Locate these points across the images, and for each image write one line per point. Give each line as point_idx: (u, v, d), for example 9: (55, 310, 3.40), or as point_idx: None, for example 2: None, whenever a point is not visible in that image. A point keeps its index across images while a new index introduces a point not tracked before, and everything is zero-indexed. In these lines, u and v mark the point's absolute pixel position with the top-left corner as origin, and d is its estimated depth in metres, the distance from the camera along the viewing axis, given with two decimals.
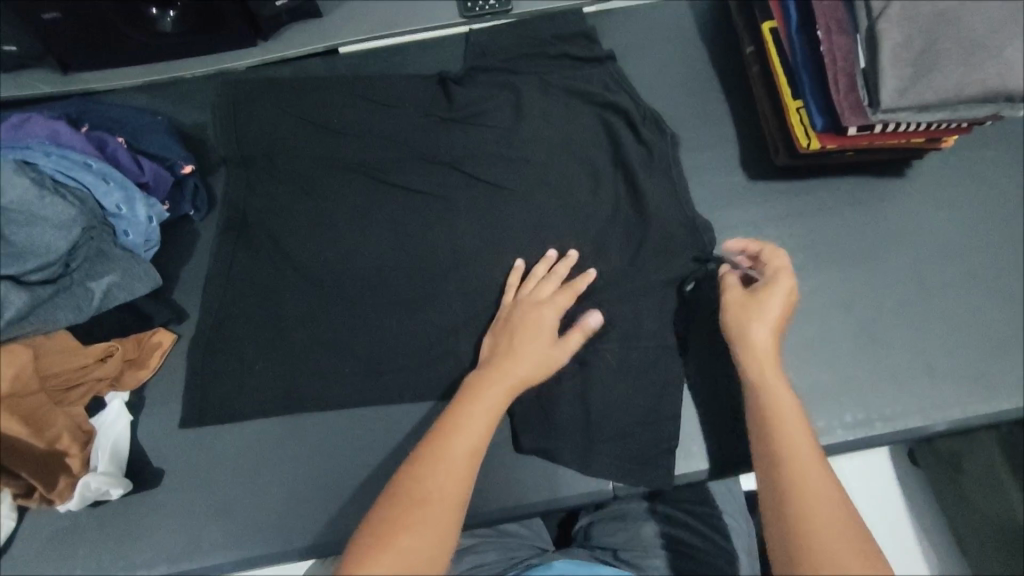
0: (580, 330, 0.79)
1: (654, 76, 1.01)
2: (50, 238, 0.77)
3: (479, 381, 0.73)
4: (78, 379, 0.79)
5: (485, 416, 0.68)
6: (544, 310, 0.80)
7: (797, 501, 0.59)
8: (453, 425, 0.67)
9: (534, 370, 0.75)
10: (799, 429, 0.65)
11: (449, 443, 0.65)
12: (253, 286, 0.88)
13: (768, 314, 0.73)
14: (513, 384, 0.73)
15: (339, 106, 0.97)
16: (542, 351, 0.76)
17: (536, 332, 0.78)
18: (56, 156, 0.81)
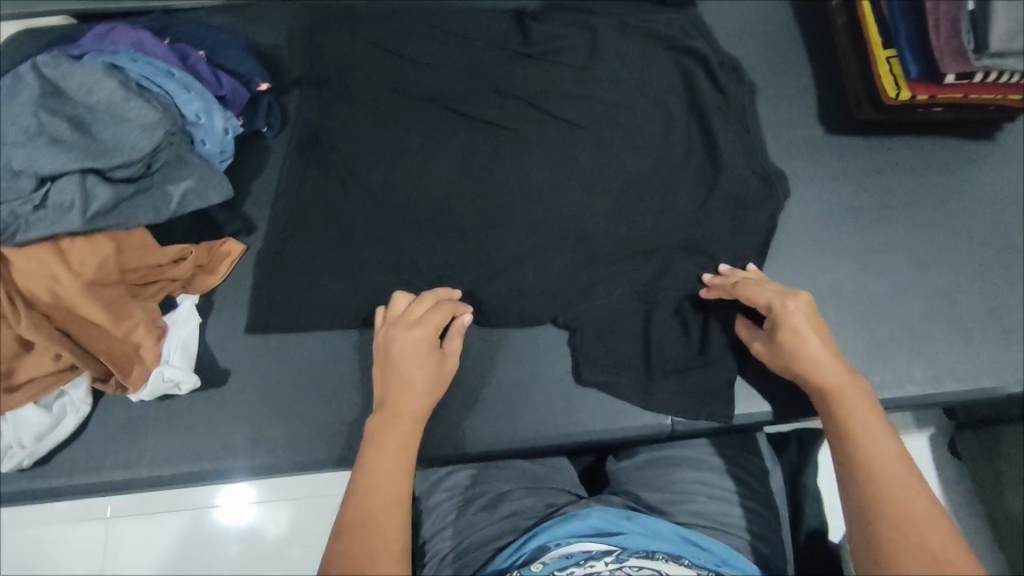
0: (458, 336, 0.77)
1: (737, 25, 0.98)
2: (135, 138, 0.79)
3: (377, 435, 0.67)
4: (155, 277, 0.82)
5: (396, 469, 0.65)
6: (418, 332, 0.73)
7: (874, 491, 0.59)
8: (365, 491, 0.63)
9: (416, 404, 0.70)
10: (866, 415, 0.65)
11: (373, 510, 0.61)
12: (322, 203, 0.88)
13: (808, 337, 0.70)
14: (412, 428, 0.69)
15: (412, 33, 0.95)
16: (432, 375, 0.72)
17: (424, 357, 0.72)
18: (141, 63, 0.86)
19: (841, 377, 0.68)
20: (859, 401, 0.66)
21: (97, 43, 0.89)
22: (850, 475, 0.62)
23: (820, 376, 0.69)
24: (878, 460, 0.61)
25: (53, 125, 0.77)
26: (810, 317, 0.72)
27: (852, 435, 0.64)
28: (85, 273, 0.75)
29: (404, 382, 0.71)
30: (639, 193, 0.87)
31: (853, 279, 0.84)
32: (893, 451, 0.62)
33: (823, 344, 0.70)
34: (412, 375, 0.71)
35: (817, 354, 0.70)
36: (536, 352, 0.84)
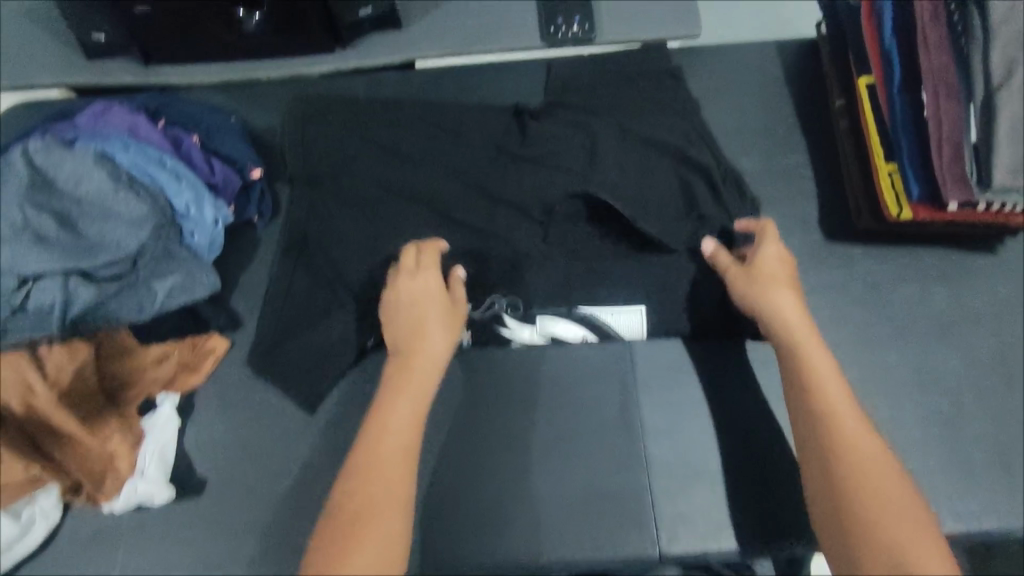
0: (458, 283, 0.83)
1: (737, 124, 0.98)
2: (122, 236, 0.79)
3: (398, 377, 0.75)
4: (133, 380, 0.80)
5: (402, 420, 0.72)
6: (418, 278, 0.81)
7: (832, 425, 0.67)
8: (375, 437, 0.71)
9: (426, 351, 0.77)
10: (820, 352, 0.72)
11: (382, 446, 0.70)
12: (311, 311, 0.86)
13: (780, 280, 0.77)
14: (427, 373, 0.76)
15: (407, 131, 0.96)
16: (438, 321, 0.79)
17: (428, 300, 0.79)
18: (134, 151, 0.84)
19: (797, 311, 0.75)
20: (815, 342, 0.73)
21: (93, 123, 0.86)
22: (808, 405, 0.69)
23: (784, 323, 0.74)
24: (830, 399, 0.69)
25: (38, 222, 0.76)
26: (784, 264, 0.79)
27: (815, 377, 0.70)
28: (62, 383, 0.75)
29: (419, 323, 0.78)
30: (631, 300, 0.87)
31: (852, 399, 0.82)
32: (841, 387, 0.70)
33: (789, 287, 0.77)
34: (427, 322, 0.78)
35: (781, 297, 0.76)
36: (523, 467, 0.83)
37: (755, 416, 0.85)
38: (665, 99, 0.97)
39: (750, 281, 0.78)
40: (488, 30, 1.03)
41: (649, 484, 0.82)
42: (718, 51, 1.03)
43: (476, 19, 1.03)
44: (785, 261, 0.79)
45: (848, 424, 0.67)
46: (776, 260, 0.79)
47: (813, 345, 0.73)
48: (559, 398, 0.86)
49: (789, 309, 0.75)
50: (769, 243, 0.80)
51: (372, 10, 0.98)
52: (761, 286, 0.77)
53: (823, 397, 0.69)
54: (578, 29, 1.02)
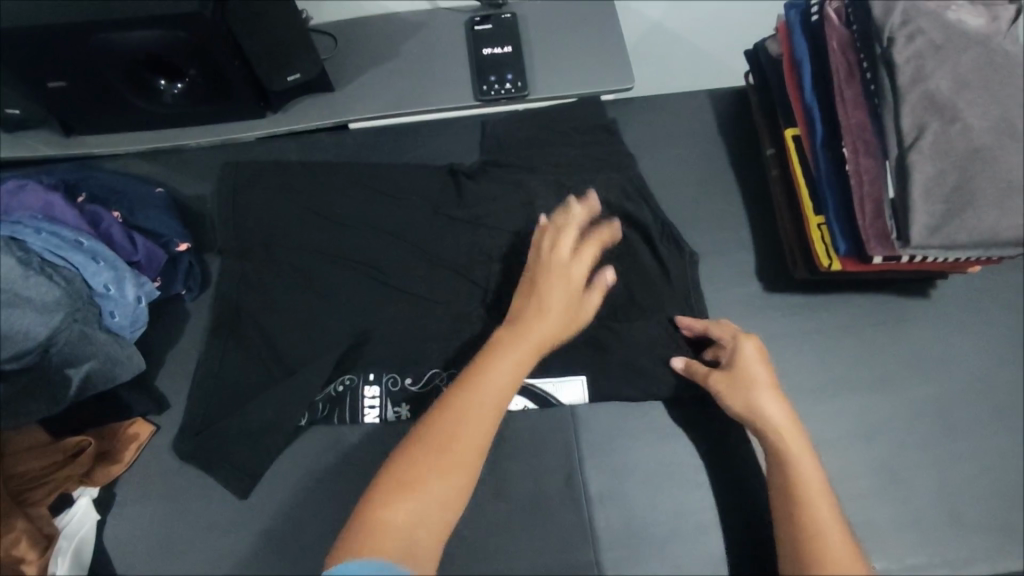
0: (599, 293, 0.77)
1: (670, 177, 0.99)
2: (30, 323, 0.75)
3: (515, 329, 0.70)
4: (45, 477, 0.76)
5: (506, 369, 0.66)
6: (566, 262, 0.75)
7: (814, 547, 0.65)
8: (475, 377, 0.65)
9: (551, 325, 0.71)
10: (805, 456, 0.71)
11: (480, 387, 0.64)
12: (239, 389, 0.83)
13: (764, 382, 0.75)
14: (544, 338, 0.70)
15: (341, 196, 0.94)
16: (563, 299, 0.73)
17: (560, 274, 0.74)
18: (46, 234, 0.79)
19: (782, 410, 0.74)
20: (800, 445, 0.72)
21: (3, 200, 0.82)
22: (792, 528, 0.67)
23: (768, 425, 0.73)
24: (801, 477, 0.70)
25: None
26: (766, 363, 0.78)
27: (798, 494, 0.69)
28: None
29: (543, 291, 0.73)
30: (577, 368, 0.85)
31: None
32: (825, 498, 0.68)
33: (773, 390, 0.75)
34: (552, 289, 0.73)
35: (766, 402, 0.74)
36: (467, 542, 0.80)
37: (703, 476, 0.83)
38: (600, 155, 0.97)
39: (731, 382, 0.77)
40: (420, 87, 1.02)
41: (595, 557, 0.79)
42: (650, 103, 1.05)
43: (408, 80, 1.03)
44: (765, 360, 0.78)
45: (817, 505, 0.68)
46: (756, 365, 0.77)
47: (797, 444, 0.72)
48: (499, 467, 0.83)
49: (774, 416, 0.74)
50: (748, 342, 0.78)
51: (301, 76, 0.94)
52: (744, 389, 0.76)
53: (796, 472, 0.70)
54: (510, 85, 1.01)
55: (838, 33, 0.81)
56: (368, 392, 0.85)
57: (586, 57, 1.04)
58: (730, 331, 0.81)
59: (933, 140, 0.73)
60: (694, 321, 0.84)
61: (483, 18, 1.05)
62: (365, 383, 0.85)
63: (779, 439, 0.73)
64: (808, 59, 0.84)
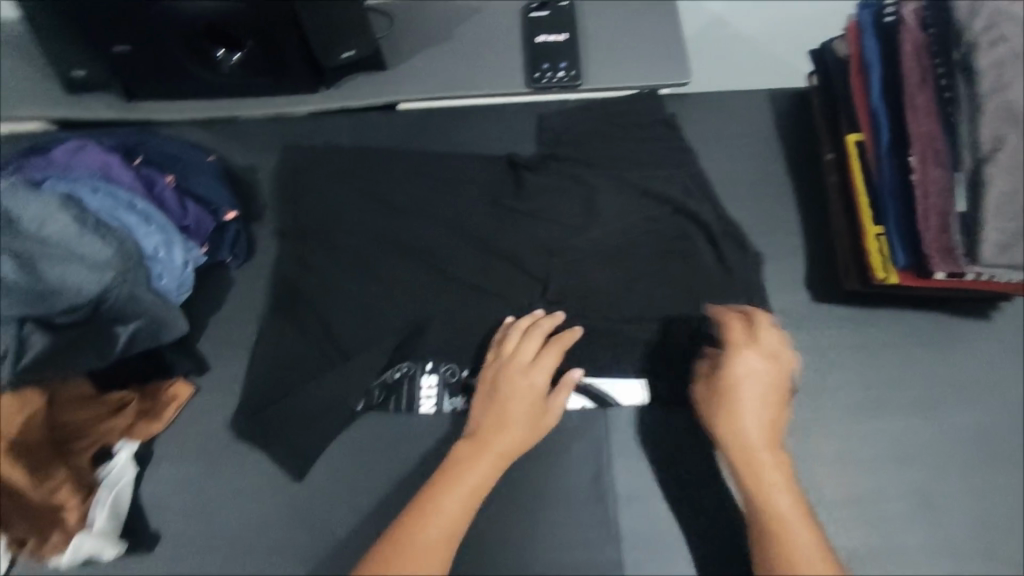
0: (565, 394, 0.79)
1: (723, 177, 0.96)
2: (82, 279, 0.78)
3: (467, 456, 0.74)
4: (89, 429, 0.79)
5: (456, 501, 0.71)
6: (524, 372, 0.79)
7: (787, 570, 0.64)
8: (426, 510, 0.70)
9: (507, 441, 0.75)
10: (778, 476, 0.70)
11: (431, 520, 0.69)
12: (284, 360, 0.85)
13: (744, 394, 0.73)
14: (495, 461, 0.74)
15: (398, 181, 0.95)
16: (522, 420, 0.77)
17: (519, 391, 0.78)
18: (103, 194, 0.84)
19: (750, 425, 0.72)
20: (768, 461, 0.70)
21: (66, 159, 0.87)
22: (761, 551, 0.67)
23: (737, 440, 0.72)
24: (772, 501, 0.69)
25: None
26: (757, 378, 0.74)
27: (767, 514, 0.68)
28: (8, 431, 0.72)
29: (501, 412, 0.77)
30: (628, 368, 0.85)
31: (829, 471, 0.80)
32: (801, 520, 0.68)
33: (751, 400, 0.72)
34: (509, 411, 0.77)
35: (742, 416, 0.72)
36: (491, 527, 0.80)
37: None
38: (652, 152, 0.96)
39: (711, 393, 0.76)
40: (472, 71, 1.01)
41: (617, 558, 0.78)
42: (706, 100, 1.02)
43: (461, 63, 1.02)
44: (752, 364, 0.74)
45: (791, 528, 0.66)
46: (744, 381, 0.74)
47: (765, 461, 0.70)
48: (530, 457, 0.83)
49: (746, 430, 0.72)
50: (744, 354, 0.75)
51: (355, 53, 0.95)
52: (720, 401, 0.74)
53: (768, 500, 0.69)
54: (563, 74, 0.99)
55: (914, 35, 0.77)
56: (424, 382, 0.84)
57: (643, 49, 1.02)
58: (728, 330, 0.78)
59: (1011, 153, 0.69)
60: (716, 312, 0.82)
61: (541, 5, 1.04)
62: (422, 372, 0.84)
63: (746, 457, 0.71)
64: (878, 63, 0.80)
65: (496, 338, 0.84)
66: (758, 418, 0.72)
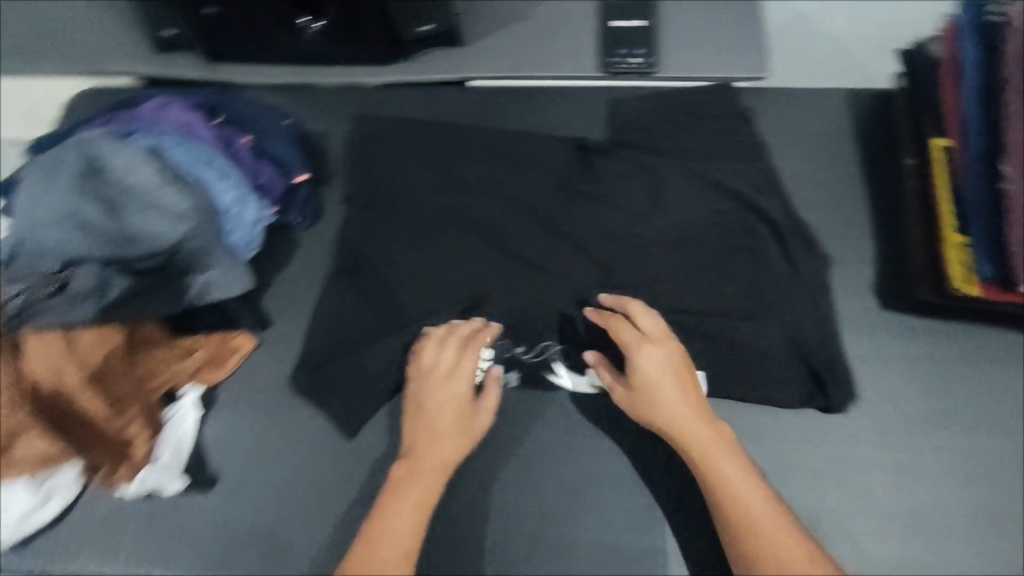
0: (492, 395, 0.81)
1: (795, 175, 0.94)
2: (161, 228, 0.80)
3: (405, 479, 0.76)
4: (161, 369, 0.84)
5: (405, 522, 0.73)
6: (446, 380, 0.80)
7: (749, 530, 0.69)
8: (376, 539, 0.72)
9: (439, 455, 0.77)
10: (718, 451, 0.73)
11: (383, 548, 0.71)
12: (345, 321, 0.87)
13: (661, 386, 0.76)
14: (435, 475, 0.76)
15: (466, 156, 0.95)
16: (452, 430, 0.78)
17: (446, 400, 0.79)
18: (184, 148, 0.86)
19: (679, 409, 0.75)
20: (705, 437, 0.74)
21: (152, 115, 0.90)
22: (724, 525, 0.71)
23: (673, 427, 0.75)
24: (720, 473, 0.72)
25: (85, 208, 0.79)
26: (664, 368, 0.76)
27: (716, 486, 0.72)
28: (90, 364, 0.77)
29: (431, 427, 0.78)
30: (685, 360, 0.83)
31: (880, 480, 0.79)
32: (750, 480, 0.72)
33: (670, 389, 0.76)
34: (438, 424, 0.78)
35: (669, 406, 0.75)
36: (535, 500, 0.82)
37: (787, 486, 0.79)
38: (724, 145, 0.94)
39: (633, 395, 0.77)
40: (546, 52, 1.01)
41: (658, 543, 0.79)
42: (784, 94, 0.99)
43: (535, 43, 1.02)
44: (658, 353, 0.77)
45: (741, 492, 0.71)
46: (655, 376, 0.76)
47: (700, 438, 0.74)
48: (577, 438, 0.84)
49: (676, 417, 0.75)
50: (644, 350, 0.77)
51: (435, 27, 0.96)
52: (645, 401, 0.76)
53: (719, 486, 0.72)
54: (640, 60, 0.99)
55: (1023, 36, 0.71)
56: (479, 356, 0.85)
57: (721, 40, 1.00)
58: (624, 329, 0.79)
59: None
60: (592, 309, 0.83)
61: None
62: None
63: (684, 440, 0.74)
64: (976, 67, 0.77)
65: (415, 349, 0.83)
66: (677, 400, 0.75)
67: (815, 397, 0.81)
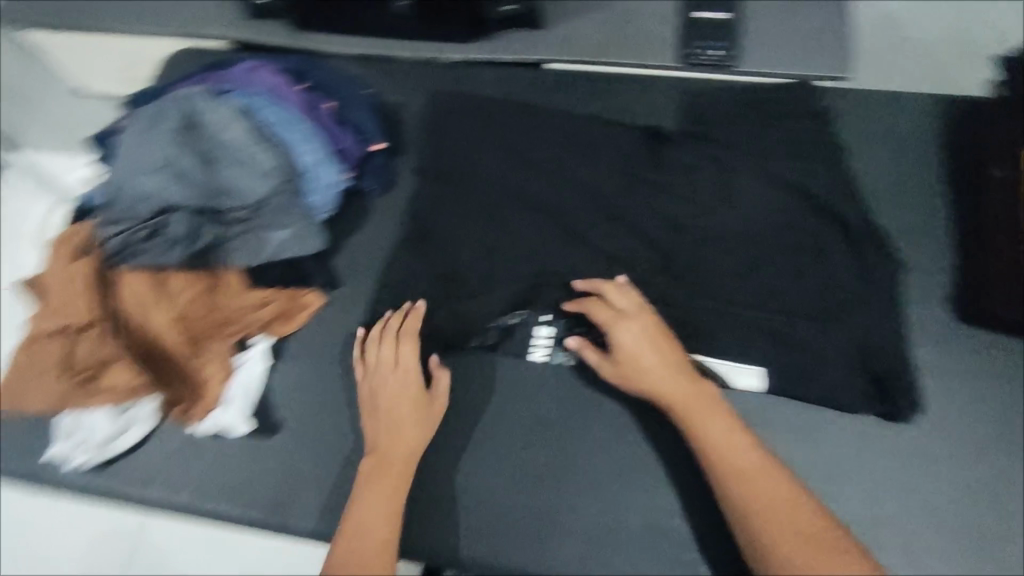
0: (443, 379, 0.84)
1: (873, 178, 0.92)
2: (252, 183, 0.86)
3: (371, 474, 0.77)
4: (238, 317, 0.86)
5: (379, 510, 0.74)
6: (391, 372, 0.83)
7: (743, 487, 0.69)
8: (355, 532, 0.72)
9: (402, 443, 0.79)
10: (709, 415, 0.74)
11: (363, 538, 0.72)
12: (413, 288, 0.90)
13: (643, 356, 0.78)
14: (401, 462, 0.78)
15: (537, 137, 0.96)
16: (409, 416, 0.80)
17: (399, 391, 0.82)
18: (274, 110, 0.91)
19: (666, 378, 0.77)
20: (696, 401, 0.75)
21: (243, 78, 0.95)
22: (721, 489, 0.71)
23: (661, 393, 0.76)
24: (707, 435, 0.73)
25: (180, 159, 0.84)
26: (640, 340, 0.79)
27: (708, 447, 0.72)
28: (178, 305, 0.84)
29: (387, 420, 0.80)
30: (748, 355, 0.82)
31: (942, 496, 0.77)
32: (741, 439, 0.72)
33: (653, 359, 0.77)
34: (393, 414, 0.80)
35: (654, 376, 0.77)
36: (588, 480, 0.81)
37: (844, 491, 0.78)
38: (802, 142, 0.92)
39: (619, 369, 0.79)
40: (623, 40, 1.01)
41: (711, 535, 0.78)
42: (868, 96, 0.96)
43: (613, 29, 1.02)
44: (638, 326, 0.79)
45: (733, 453, 0.71)
46: (635, 347, 0.78)
47: (691, 401, 0.75)
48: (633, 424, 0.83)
49: (664, 386, 0.76)
50: (621, 325, 0.79)
51: (517, 7, 0.99)
52: (631, 371, 0.78)
53: (704, 441, 0.73)
54: (719, 52, 0.98)
55: None
56: (540, 332, 0.87)
57: (804, 37, 0.98)
58: (599, 308, 0.82)
59: None
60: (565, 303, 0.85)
61: None
62: (539, 322, 0.87)
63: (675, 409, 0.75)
64: None
65: (356, 355, 0.87)
66: (663, 369, 0.77)
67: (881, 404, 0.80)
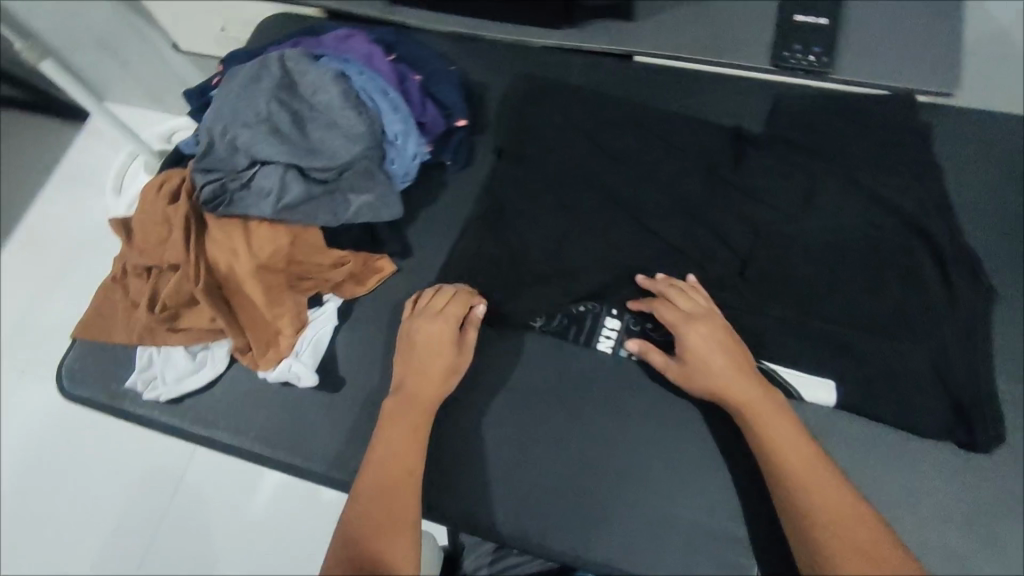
0: (474, 329, 0.84)
1: (966, 200, 0.88)
2: (339, 146, 0.88)
3: (394, 412, 0.79)
4: (313, 273, 0.90)
5: (399, 444, 0.77)
6: (431, 319, 0.83)
7: (808, 500, 0.68)
8: (380, 467, 0.76)
9: (428, 391, 0.80)
10: (777, 428, 0.72)
11: (385, 471, 0.75)
12: (483, 263, 0.91)
13: (714, 360, 0.76)
14: (425, 405, 0.80)
15: (619, 127, 0.96)
16: (439, 363, 0.81)
17: (435, 338, 0.82)
18: (366, 78, 0.93)
19: (736, 385, 0.75)
20: (767, 411, 0.73)
21: (337, 44, 0.97)
22: (784, 500, 0.70)
23: (731, 397, 0.75)
24: (773, 444, 0.72)
25: (276, 115, 0.87)
26: (712, 343, 0.77)
27: (776, 459, 0.71)
28: (259, 256, 0.87)
29: (418, 365, 0.81)
30: (819, 366, 0.80)
31: (1013, 532, 0.74)
32: (810, 454, 0.71)
33: (724, 364, 0.76)
34: (426, 361, 0.81)
35: (725, 381, 0.75)
36: (641, 471, 0.81)
37: (908, 514, 0.76)
38: (894, 156, 0.89)
39: (687, 371, 0.78)
40: (716, 37, 1.00)
41: (761, 541, 0.77)
42: (967, 117, 0.93)
43: (706, 25, 1.01)
44: (710, 329, 0.78)
45: (798, 465, 0.70)
46: (707, 349, 0.77)
47: (762, 410, 0.73)
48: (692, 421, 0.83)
49: (732, 392, 0.75)
50: (694, 326, 0.78)
51: None
52: (701, 374, 0.77)
53: (768, 447, 0.72)
54: (815, 58, 0.95)
55: None
56: (607, 321, 0.87)
57: (906, 49, 0.95)
58: (671, 308, 0.81)
59: None
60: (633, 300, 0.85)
61: None
62: (607, 312, 0.87)
63: (744, 417, 0.74)
64: None
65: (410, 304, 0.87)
66: (735, 375, 0.75)
67: (957, 434, 0.77)
